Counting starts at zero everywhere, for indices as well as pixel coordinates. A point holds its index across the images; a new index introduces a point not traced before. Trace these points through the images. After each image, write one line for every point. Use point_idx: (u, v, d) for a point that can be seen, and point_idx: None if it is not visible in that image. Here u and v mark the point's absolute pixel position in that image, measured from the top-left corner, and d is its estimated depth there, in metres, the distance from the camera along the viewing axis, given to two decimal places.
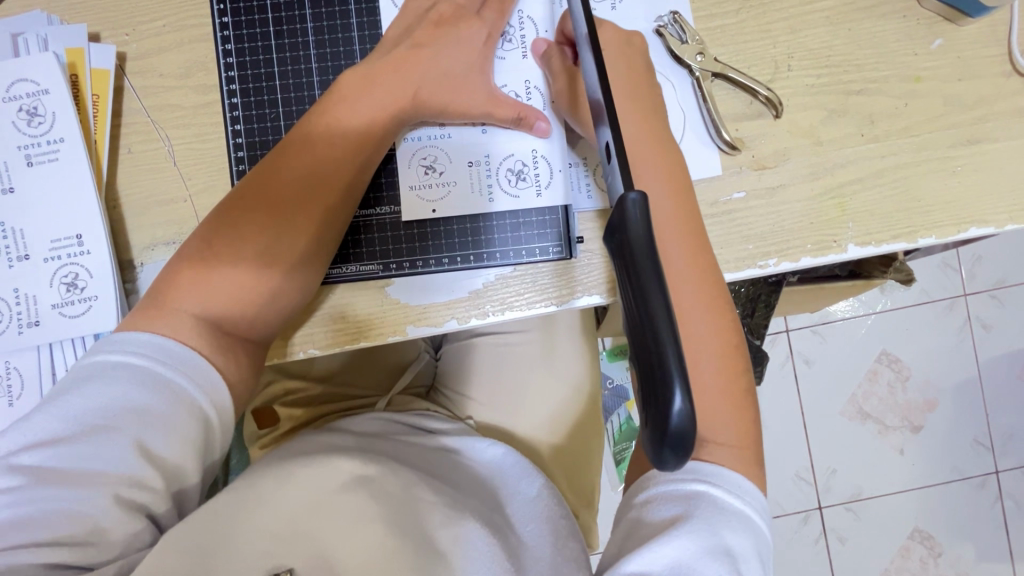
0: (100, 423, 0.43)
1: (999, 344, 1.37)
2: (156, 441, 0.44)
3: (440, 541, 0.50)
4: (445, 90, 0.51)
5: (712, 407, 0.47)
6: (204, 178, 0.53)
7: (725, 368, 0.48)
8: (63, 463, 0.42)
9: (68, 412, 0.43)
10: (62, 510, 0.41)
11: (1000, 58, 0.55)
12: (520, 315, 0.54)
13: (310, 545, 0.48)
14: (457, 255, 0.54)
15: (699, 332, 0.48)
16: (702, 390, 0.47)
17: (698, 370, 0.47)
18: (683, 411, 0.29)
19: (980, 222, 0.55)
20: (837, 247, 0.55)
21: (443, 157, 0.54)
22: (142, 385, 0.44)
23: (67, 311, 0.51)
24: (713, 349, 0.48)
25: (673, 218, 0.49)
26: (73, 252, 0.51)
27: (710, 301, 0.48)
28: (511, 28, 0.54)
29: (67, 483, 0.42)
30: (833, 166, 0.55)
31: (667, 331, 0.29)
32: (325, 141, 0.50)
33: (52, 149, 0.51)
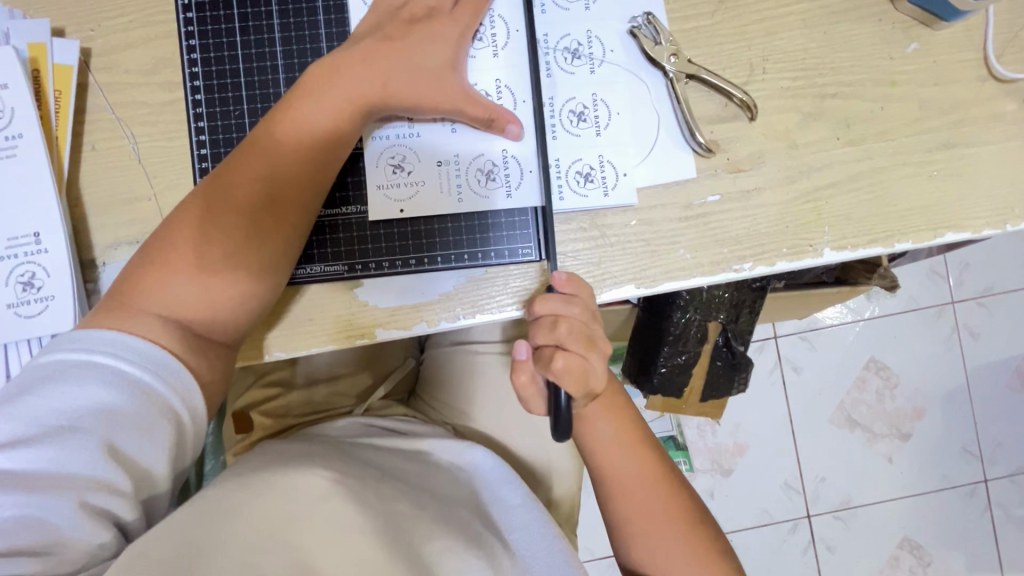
0: (67, 424, 0.42)
1: (987, 352, 1.37)
2: (127, 443, 0.43)
3: (429, 553, 0.51)
4: (413, 88, 0.50)
5: (672, 552, 0.54)
6: (169, 176, 0.53)
7: (674, 510, 0.55)
8: (27, 467, 0.40)
9: (30, 413, 0.42)
10: (24, 517, 0.40)
11: (976, 63, 0.54)
12: (490, 318, 0.53)
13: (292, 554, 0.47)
14: (424, 256, 0.54)
15: (645, 496, 0.55)
16: (658, 540, 0.55)
17: (645, 522, 0.55)
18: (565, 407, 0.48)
19: (956, 228, 0.54)
20: (813, 251, 0.54)
21: (413, 156, 0.53)
22: (110, 385, 0.43)
23: (22, 310, 0.49)
24: (670, 513, 0.55)
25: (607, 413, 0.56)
26: (31, 250, 0.49)
27: (646, 475, 0.56)
28: (484, 27, 0.54)
29: (30, 488, 0.40)
30: (809, 169, 0.54)
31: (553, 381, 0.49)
32: (296, 136, 0.49)
33: (11, 145, 0.49)
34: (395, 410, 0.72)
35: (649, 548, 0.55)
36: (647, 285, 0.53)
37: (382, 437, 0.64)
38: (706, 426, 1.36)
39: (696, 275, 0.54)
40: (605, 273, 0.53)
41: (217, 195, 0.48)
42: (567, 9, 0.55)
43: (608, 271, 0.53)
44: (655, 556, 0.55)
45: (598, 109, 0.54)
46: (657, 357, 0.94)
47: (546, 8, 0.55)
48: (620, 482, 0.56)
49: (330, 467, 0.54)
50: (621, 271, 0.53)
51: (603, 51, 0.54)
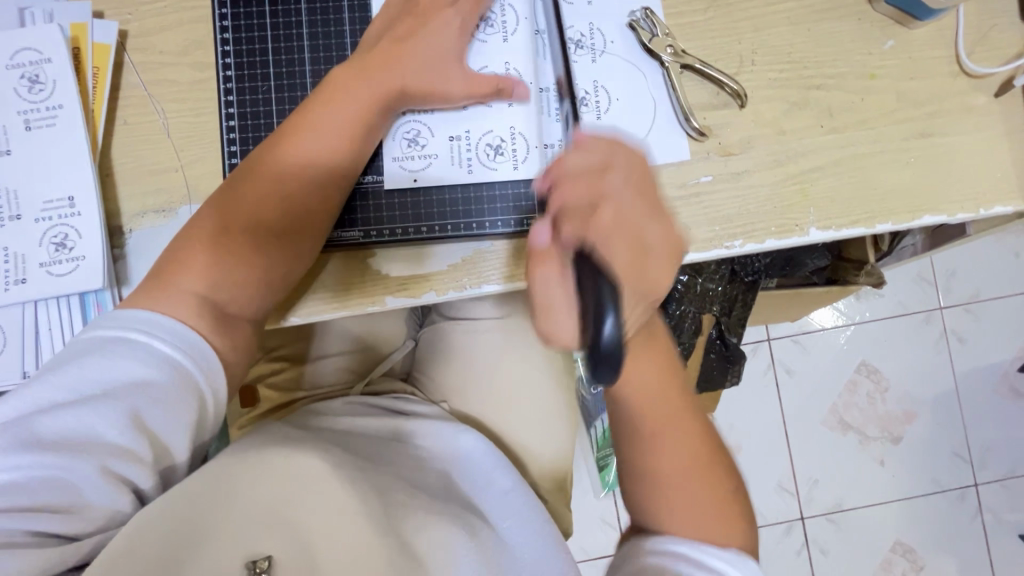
0: (99, 395, 0.45)
1: (974, 356, 1.41)
2: (152, 417, 0.46)
3: (415, 543, 0.53)
4: (428, 76, 0.54)
5: (704, 516, 0.50)
6: (196, 150, 0.56)
7: (706, 470, 0.52)
8: (62, 431, 0.44)
9: (69, 382, 0.45)
10: (51, 478, 0.43)
11: (948, 59, 0.59)
12: (496, 288, 0.56)
13: (290, 538, 0.50)
14: (436, 224, 0.57)
15: (679, 449, 0.51)
16: (689, 499, 0.50)
17: (678, 477, 0.51)
18: (615, 333, 0.36)
19: (932, 211, 0.58)
20: (799, 231, 0.58)
21: (426, 131, 0.57)
22: (141, 361, 0.45)
23: (54, 270, 0.52)
24: (703, 470, 0.52)
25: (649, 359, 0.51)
26: (64, 213, 0.52)
27: (676, 419, 0.52)
28: (494, 17, 0.58)
29: (60, 451, 0.43)
30: (795, 154, 0.58)
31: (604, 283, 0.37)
32: (322, 131, 0.52)
33: (51, 115, 0.53)
34: (390, 387, 0.73)
35: (681, 507, 0.50)
36: None
37: (372, 424, 0.65)
38: None
39: (689, 252, 0.57)
40: None
41: (249, 191, 0.51)
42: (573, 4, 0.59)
43: None
44: (687, 517, 0.50)
45: (599, 95, 0.58)
46: None
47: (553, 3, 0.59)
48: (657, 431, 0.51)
49: (317, 454, 0.56)
50: None
51: (604, 41, 0.59)
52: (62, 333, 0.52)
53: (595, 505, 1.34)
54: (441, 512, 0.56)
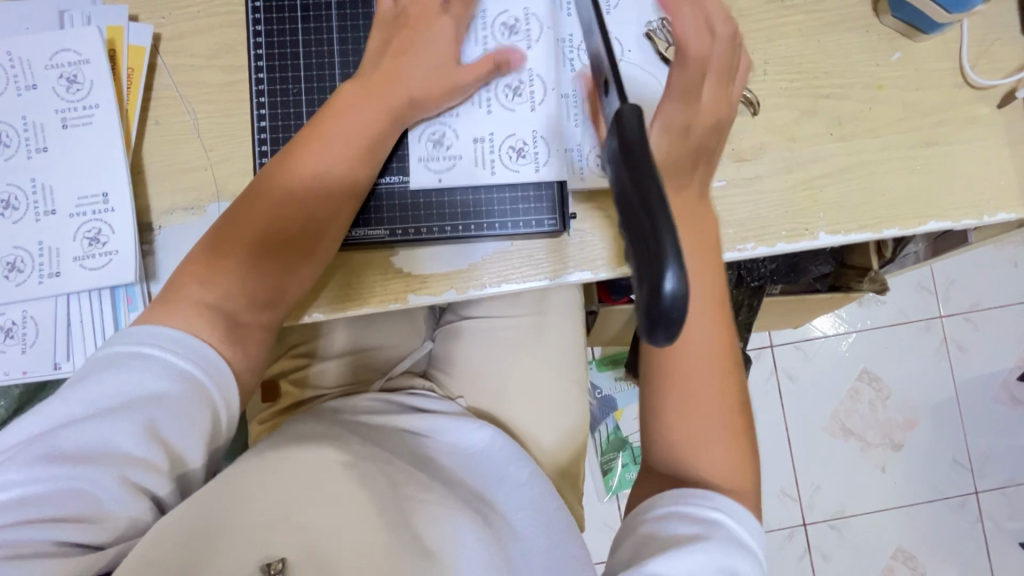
0: (118, 407, 0.45)
1: (975, 364, 1.42)
2: (168, 428, 0.46)
3: (426, 531, 0.54)
4: (432, 87, 0.55)
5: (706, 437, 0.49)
6: (225, 150, 0.58)
7: (723, 392, 0.50)
8: (82, 443, 0.44)
9: (88, 396, 0.45)
10: (73, 489, 0.43)
11: (953, 71, 0.61)
12: (516, 287, 0.59)
13: (302, 537, 0.50)
14: (459, 224, 0.58)
15: (701, 359, 0.49)
16: (697, 414, 0.49)
17: (694, 387, 0.49)
18: (677, 285, 0.27)
19: (937, 217, 0.60)
20: (809, 235, 0.60)
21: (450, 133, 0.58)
22: (156, 373, 0.46)
23: (88, 264, 0.53)
24: (720, 389, 0.50)
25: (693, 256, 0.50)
26: (98, 208, 0.53)
27: (713, 331, 0.50)
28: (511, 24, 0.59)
29: (81, 463, 0.44)
30: (806, 161, 0.60)
31: (662, 213, 0.28)
32: (331, 144, 0.53)
33: (87, 114, 0.54)
34: (406, 385, 0.74)
35: (687, 417, 0.49)
36: None
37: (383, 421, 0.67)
38: None
39: None
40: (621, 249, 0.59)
41: (263, 203, 0.52)
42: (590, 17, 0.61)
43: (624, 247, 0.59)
44: (689, 430, 0.49)
45: None
46: None
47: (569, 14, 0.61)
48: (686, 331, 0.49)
49: (336, 451, 0.58)
50: None
51: (621, 50, 0.60)
52: (93, 325, 0.53)
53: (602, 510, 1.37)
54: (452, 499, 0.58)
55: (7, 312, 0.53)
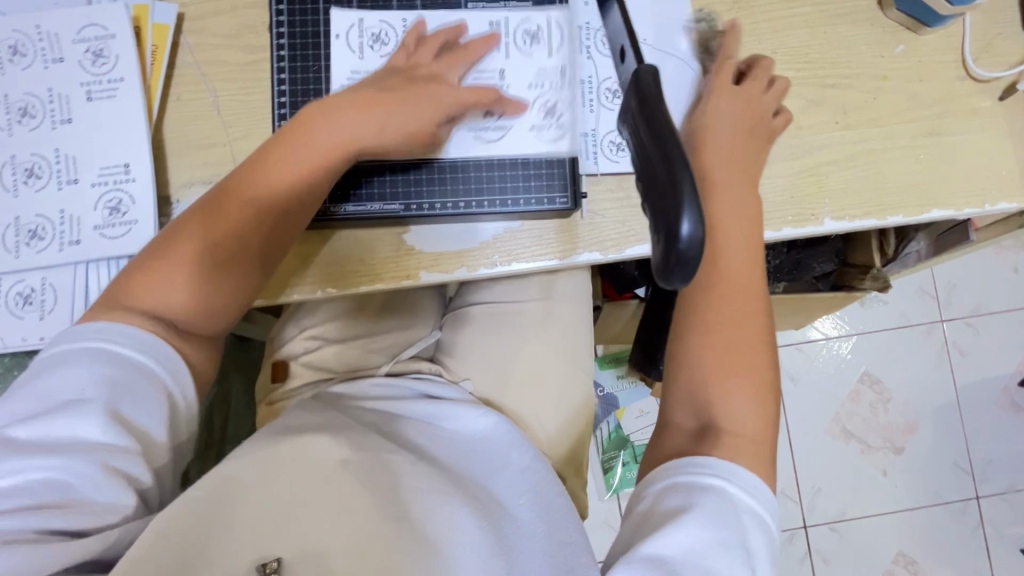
0: (73, 397, 0.42)
1: (976, 368, 1.43)
2: (130, 408, 0.44)
3: (426, 525, 0.50)
4: (413, 102, 0.53)
5: (736, 393, 0.48)
6: (243, 127, 0.59)
7: (754, 349, 0.50)
8: (36, 446, 0.41)
9: (43, 391, 0.43)
10: (43, 481, 0.40)
11: (956, 64, 0.63)
12: (526, 266, 0.60)
13: (297, 538, 0.47)
14: (473, 200, 0.59)
15: (736, 316, 0.50)
16: (726, 366, 0.49)
17: (727, 338, 0.50)
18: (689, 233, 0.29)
19: (940, 206, 0.61)
20: (815, 220, 0.61)
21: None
22: (111, 360, 0.44)
23: (108, 232, 0.54)
24: (751, 346, 0.50)
25: (740, 212, 0.52)
26: (120, 179, 0.54)
27: (752, 291, 0.51)
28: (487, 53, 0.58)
29: (46, 452, 0.41)
30: (812, 148, 0.61)
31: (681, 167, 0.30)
32: (297, 154, 0.51)
33: (112, 87, 0.55)
34: (409, 366, 0.73)
35: (713, 366, 0.49)
36: None
37: (384, 414, 0.65)
38: None
39: None
40: (629, 231, 0.60)
41: (229, 218, 0.50)
42: (559, 135, 0.58)
43: (631, 228, 0.60)
44: (716, 383, 0.49)
45: None
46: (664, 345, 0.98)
47: (545, 119, 0.58)
48: (726, 283, 0.51)
49: (334, 441, 0.54)
50: (644, 229, 0.59)
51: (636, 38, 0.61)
52: None
53: (602, 507, 1.36)
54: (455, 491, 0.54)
55: (26, 279, 0.54)
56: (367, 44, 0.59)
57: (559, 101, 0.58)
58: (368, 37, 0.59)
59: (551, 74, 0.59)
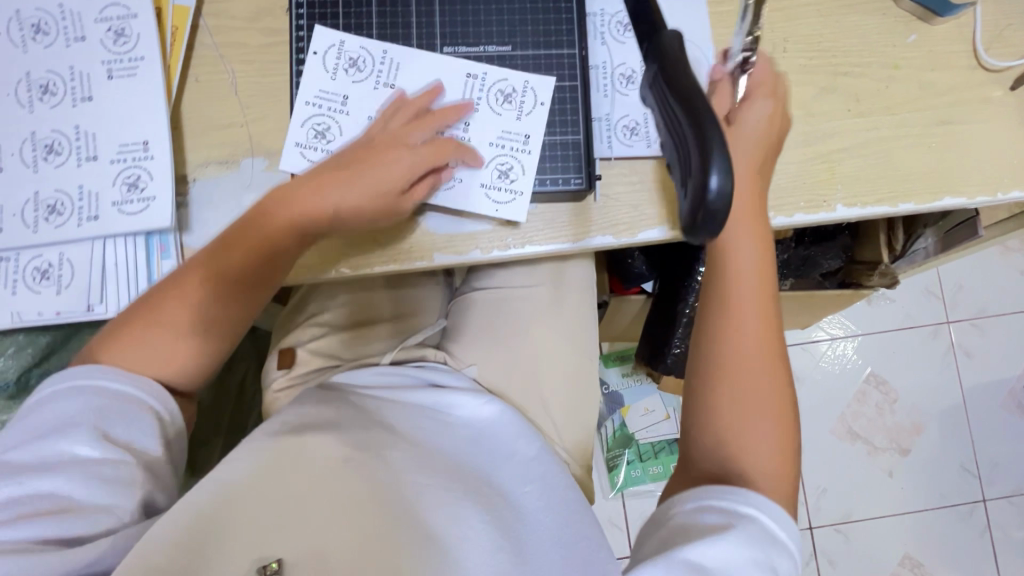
0: (61, 423, 0.45)
1: (982, 370, 1.43)
2: (117, 429, 0.46)
3: (427, 521, 0.48)
4: (376, 170, 0.54)
5: (759, 437, 0.49)
6: (260, 108, 0.59)
7: (773, 392, 0.50)
8: (23, 475, 0.43)
9: (35, 421, 0.46)
10: (37, 501, 0.43)
11: (967, 54, 0.63)
12: (539, 249, 0.59)
13: (302, 538, 0.46)
14: (487, 184, 0.58)
15: (757, 360, 0.51)
16: (747, 407, 0.50)
17: (746, 381, 0.50)
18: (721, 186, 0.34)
19: (952, 193, 0.62)
20: (827, 206, 0.61)
21: (337, 129, 0.58)
22: (97, 389, 0.47)
23: (126, 209, 0.54)
24: (770, 389, 0.50)
25: (755, 256, 0.52)
26: (138, 156, 0.55)
27: (769, 337, 0.51)
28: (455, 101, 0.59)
29: (42, 473, 0.43)
30: (824, 135, 0.62)
31: (711, 125, 0.35)
32: (271, 223, 0.54)
33: (133, 66, 0.56)
34: (415, 352, 0.73)
35: (736, 409, 0.50)
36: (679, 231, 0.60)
37: (395, 404, 0.62)
38: None
39: None
40: (642, 215, 0.60)
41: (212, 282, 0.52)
42: (507, 199, 0.58)
43: (645, 213, 0.60)
44: (736, 425, 0.50)
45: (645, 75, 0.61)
46: (672, 339, 0.97)
47: (497, 180, 0.58)
48: (741, 328, 0.51)
49: (337, 438, 0.52)
50: (657, 213, 0.60)
51: None
52: (127, 269, 0.55)
53: (606, 506, 1.36)
54: (460, 487, 0.52)
55: (43, 254, 0.54)
56: (344, 68, 0.59)
57: (515, 164, 0.58)
58: (347, 61, 0.59)
59: (515, 138, 0.59)
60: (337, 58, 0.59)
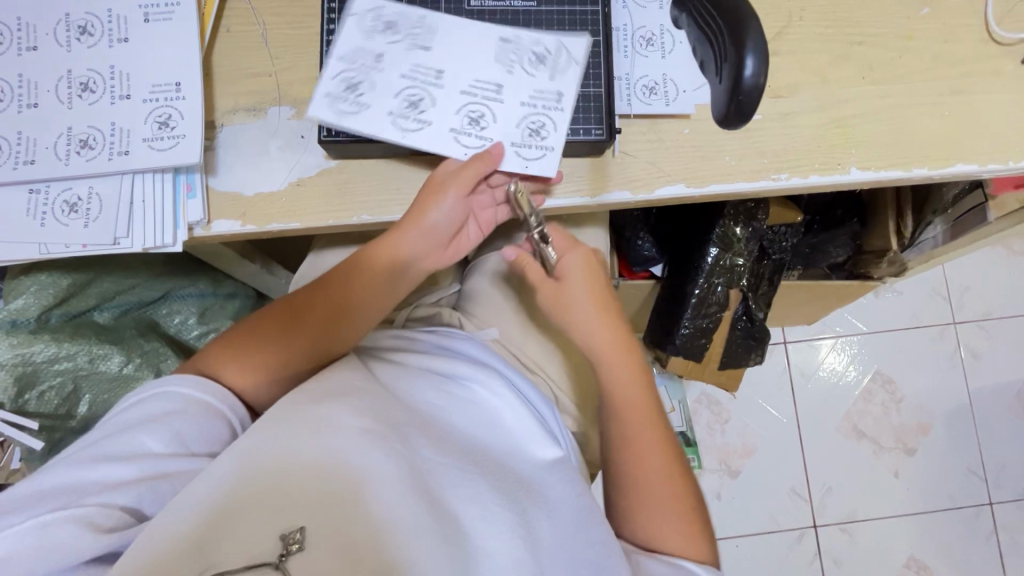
0: (141, 424, 0.49)
1: (988, 372, 1.42)
2: (190, 432, 0.50)
3: (452, 506, 0.47)
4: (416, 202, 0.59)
5: (667, 520, 0.56)
6: (290, 58, 0.61)
7: (668, 476, 0.58)
8: (101, 461, 0.46)
9: (115, 426, 0.49)
10: (108, 486, 0.45)
11: (979, 27, 0.65)
12: (558, 203, 0.61)
13: (328, 512, 0.42)
14: (518, 141, 0.59)
15: (649, 454, 0.59)
16: (652, 498, 0.57)
17: (642, 476, 0.58)
18: (753, 71, 0.46)
19: (965, 160, 0.63)
20: (842, 169, 0.62)
21: (367, 83, 0.58)
22: (176, 399, 0.51)
23: (156, 145, 0.56)
24: (665, 478, 0.58)
25: (625, 374, 0.62)
26: (170, 96, 0.56)
27: (650, 431, 0.59)
28: (490, 61, 0.59)
29: (118, 462, 0.46)
30: (839, 101, 0.63)
31: (744, 32, 0.47)
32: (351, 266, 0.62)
33: (168, 11, 0.58)
34: (431, 310, 0.75)
35: (643, 502, 0.57)
36: (696, 185, 0.61)
37: (409, 374, 0.61)
38: (715, 423, 1.38)
39: (740, 181, 0.61)
40: (660, 173, 0.61)
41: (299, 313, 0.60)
42: (538, 156, 0.59)
43: (662, 170, 0.61)
44: (646, 515, 0.57)
45: (664, 38, 0.63)
46: (680, 319, 0.97)
47: (528, 138, 0.59)
48: (627, 434, 0.60)
49: (357, 409, 0.50)
50: (673, 170, 0.61)
51: None
52: (155, 205, 0.56)
53: None
54: (478, 469, 0.51)
55: (74, 188, 0.56)
56: (378, 29, 0.58)
57: (547, 122, 0.59)
58: (380, 22, 0.59)
59: (547, 96, 0.59)
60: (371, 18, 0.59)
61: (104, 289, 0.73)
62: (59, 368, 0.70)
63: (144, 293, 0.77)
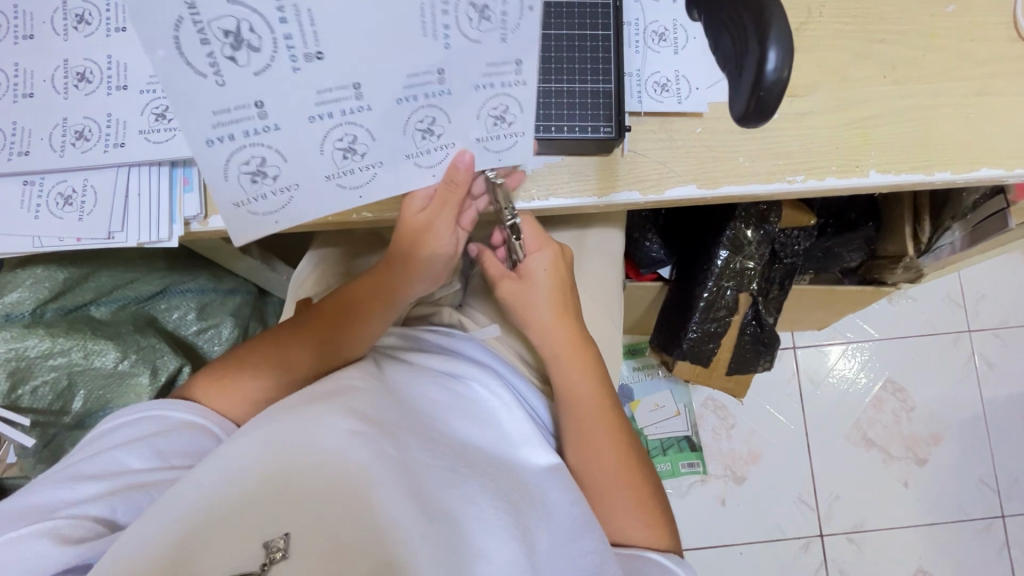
0: (125, 442, 0.49)
1: (1004, 382, 1.39)
2: (172, 450, 0.49)
3: (447, 506, 0.45)
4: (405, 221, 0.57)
5: (629, 513, 0.57)
6: None
7: (625, 469, 0.59)
8: (80, 479, 0.46)
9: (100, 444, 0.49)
10: (84, 500, 0.44)
11: (1007, 26, 0.62)
12: (565, 202, 0.59)
13: (314, 517, 0.40)
14: (485, 140, 0.49)
15: (606, 448, 0.59)
16: (612, 492, 0.57)
17: (602, 470, 0.58)
18: (775, 65, 0.43)
19: (990, 164, 0.60)
20: (860, 172, 0.60)
21: (273, 157, 0.42)
22: (162, 418, 0.51)
23: (152, 137, 0.54)
24: (622, 470, 0.59)
25: (581, 371, 0.62)
26: None
27: (605, 424, 0.60)
28: (409, 41, 0.39)
29: (98, 479, 0.46)
30: (859, 101, 0.61)
31: (765, 22, 0.44)
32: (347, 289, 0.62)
33: None
34: (431, 308, 0.74)
35: (603, 496, 0.58)
36: (707, 187, 0.59)
37: (402, 370, 0.59)
38: (721, 429, 1.35)
39: (753, 182, 0.59)
40: (670, 173, 0.59)
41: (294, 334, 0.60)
42: (508, 144, 0.50)
43: (672, 170, 0.59)
44: (608, 508, 0.57)
45: (677, 33, 0.61)
46: (688, 324, 0.96)
47: (494, 127, 0.48)
48: (586, 429, 0.60)
49: (346, 408, 0.48)
50: (683, 170, 0.59)
51: None
52: (150, 199, 0.55)
53: None
54: (470, 471, 0.49)
55: (67, 180, 0.54)
56: (224, 53, 0.36)
57: (510, 104, 0.46)
58: (219, 36, 0.35)
59: (504, 70, 0.44)
60: (200, 39, 0.35)
61: (100, 283, 0.73)
62: (54, 363, 0.69)
63: (143, 288, 0.76)
